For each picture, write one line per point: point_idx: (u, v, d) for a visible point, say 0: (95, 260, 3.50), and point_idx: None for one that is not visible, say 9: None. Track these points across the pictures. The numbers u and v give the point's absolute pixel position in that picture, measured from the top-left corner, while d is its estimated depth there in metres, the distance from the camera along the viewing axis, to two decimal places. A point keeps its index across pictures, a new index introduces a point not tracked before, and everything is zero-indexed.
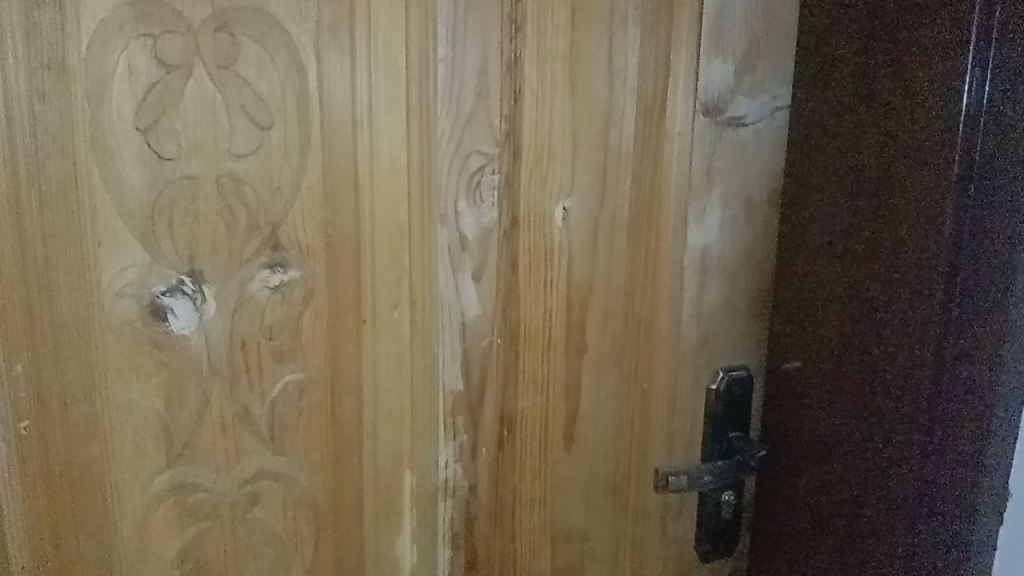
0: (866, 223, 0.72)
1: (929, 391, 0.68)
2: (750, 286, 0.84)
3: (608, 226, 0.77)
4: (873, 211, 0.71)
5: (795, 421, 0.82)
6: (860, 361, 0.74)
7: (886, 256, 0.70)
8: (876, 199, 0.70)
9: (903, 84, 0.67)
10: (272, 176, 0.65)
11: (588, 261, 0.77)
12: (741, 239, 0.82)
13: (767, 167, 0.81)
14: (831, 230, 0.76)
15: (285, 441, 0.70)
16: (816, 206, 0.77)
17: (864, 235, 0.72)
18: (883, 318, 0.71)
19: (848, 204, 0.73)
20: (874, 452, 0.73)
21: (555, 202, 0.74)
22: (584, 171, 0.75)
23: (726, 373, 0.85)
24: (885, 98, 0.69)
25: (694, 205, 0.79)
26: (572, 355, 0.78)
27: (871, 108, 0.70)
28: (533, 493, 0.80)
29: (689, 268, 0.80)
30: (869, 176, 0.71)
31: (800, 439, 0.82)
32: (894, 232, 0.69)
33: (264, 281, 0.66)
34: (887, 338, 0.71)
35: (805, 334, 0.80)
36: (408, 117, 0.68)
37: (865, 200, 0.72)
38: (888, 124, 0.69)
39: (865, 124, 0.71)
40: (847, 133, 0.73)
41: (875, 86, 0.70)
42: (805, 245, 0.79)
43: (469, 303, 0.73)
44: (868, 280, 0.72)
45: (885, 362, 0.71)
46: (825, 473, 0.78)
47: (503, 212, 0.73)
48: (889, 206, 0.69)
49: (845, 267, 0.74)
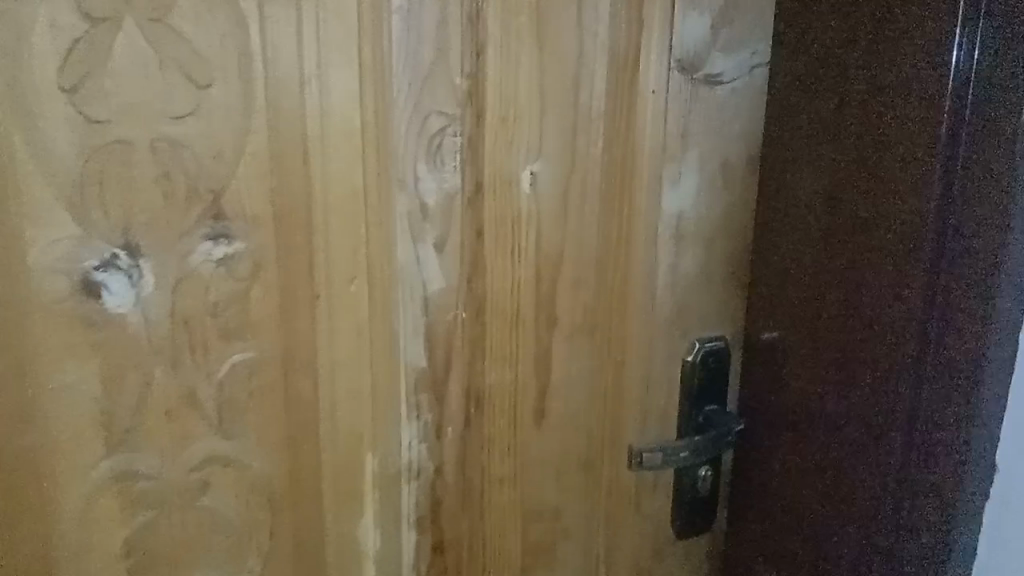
0: (844, 208, 0.69)
1: (912, 383, 0.65)
2: (728, 252, 0.80)
3: (578, 191, 0.73)
4: (852, 195, 0.68)
5: (771, 392, 0.80)
6: (837, 351, 0.71)
7: (865, 242, 0.67)
8: (856, 181, 0.67)
9: (886, 60, 0.64)
10: (214, 141, 0.60)
11: (558, 228, 0.73)
12: (719, 203, 0.78)
13: (746, 128, 0.77)
14: (807, 213, 0.72)
15: (236, 424, 0.65)
16: (792, 187, 0.74)
17: (842, 220, 0.69)
18: (862, 306, 0.68)
19: (826, 186, 0.70)
20: (852, 445, 0.71)
21: (523, 165, 0.70)
22: (552, 133, 0.70)
23: (702, 344, 0.81)
24: (866, 74, 0.65)
25: (669, 168, 0.75)
26: (542, 328, 0.75)
27: (851, 85, 0.67)
28: (503, 473, 0.76)
29: (663, 234, 0.77)
30: (847, 158, 0.68)
31: (776, 411, 0.79)
32: (874, 217, 0.66)
33: (207, 254, 0.61)
34: (867, 327, 0.68)
35: (782, 303, 0.77)
36: (364, 75, 0.63)
37: (844, 182, 0.68)
38: (869, 103, 0.65)
39: (844, 102, 0.67)
40: (825, 112, 0.69)
41: (855, 62, 0.66)
42: (782, 227, 0.76)
43: (432, 275, 0.69)
44: (846, 266, 0.69)
45: (864, 352, 0.68)
46: (802, 447, 0.76)
47: (465, 177, 0.68)
48: (869, 190, 0.66)
49: (822, 253, 0.71)
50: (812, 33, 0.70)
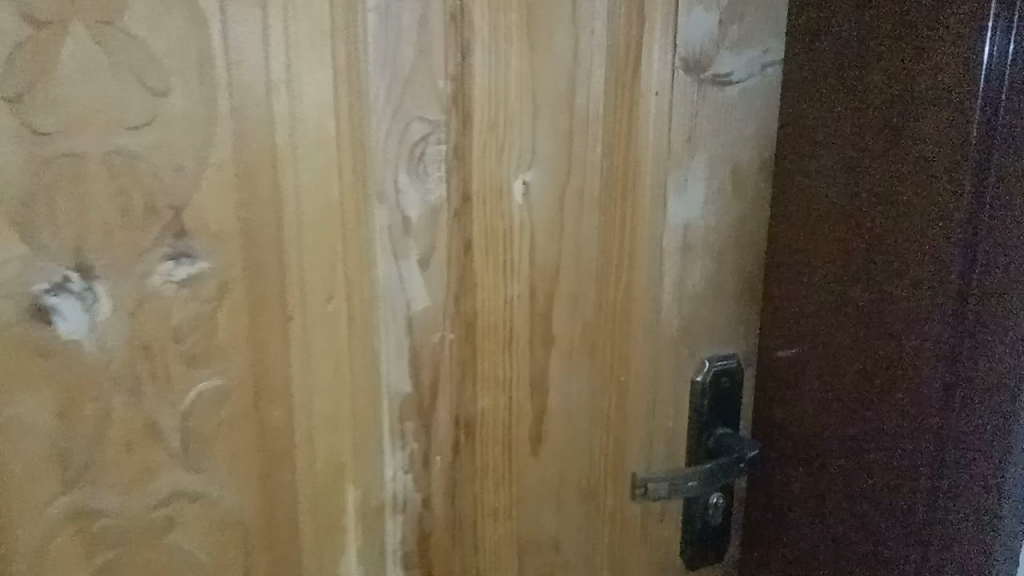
0: (866, 213, 0.63)
1: (940, 404, 0.59)
2: (739, 264, 0.75)
3: (575, 201, 0.68)
4: (873, 200, 0.62)
5: (788, 418, 0.74)
6: (859, 368, 0.65)
7: (888, 250, 0.61)
8: (878, 185, 0.62)
9: (911, 51, 0.58)
10: (173, 152, 0.55)
11: (555, 242, 0.68)
12: (730, 211, 0.73)
13: (758, 131, 0.71)
14: (825, 220, 0.67)
15: (204, 456, 0.60)
16: (809, 192, 0.68)
17: (864, 226, 0.63)
18: (886, 320, 0.62)
19: (846, 192, 0.64)
20: (877, 472, 0.65)
21: (514, 174, 0.65)
22: (546, 138, 0.65)
23: (712, 363, 0.76)
24: (890, 68, 0.60)
25: (675, 175, 0.70)
26: (538, 348, 0.70)
27: (874, 80, 0.61)
28: (498, 502, 0.71)
29: (669, 246, 0.71)
30: (870, 159, 0.62)
31: (792, 441, 0.73)
32: (898, 222, 0.60)
33: (167, 275, 0.56)
34: (889, 343, 0.62)
35: (796, 319, 0.72)
36: (338, 79, 0.58)
37: (865, 185, 0.63)
38: (893, 99, 0.60)
39: (867, 99, 0.62)
40: (844, 109, 0.64)
41: (877, 56, 0.61)
42: (797, 236, 0.70)
43: (416, 294, 0.64)
44: (868, 276, 0.63)
45: (886, 370, 0.63)
46: (821, 476, 0.70)
47: (452, 189, 0.63)
48: (892, 193, 0.60)
49: (841, 262, 0.66)
50: (827, 28, 0.65)
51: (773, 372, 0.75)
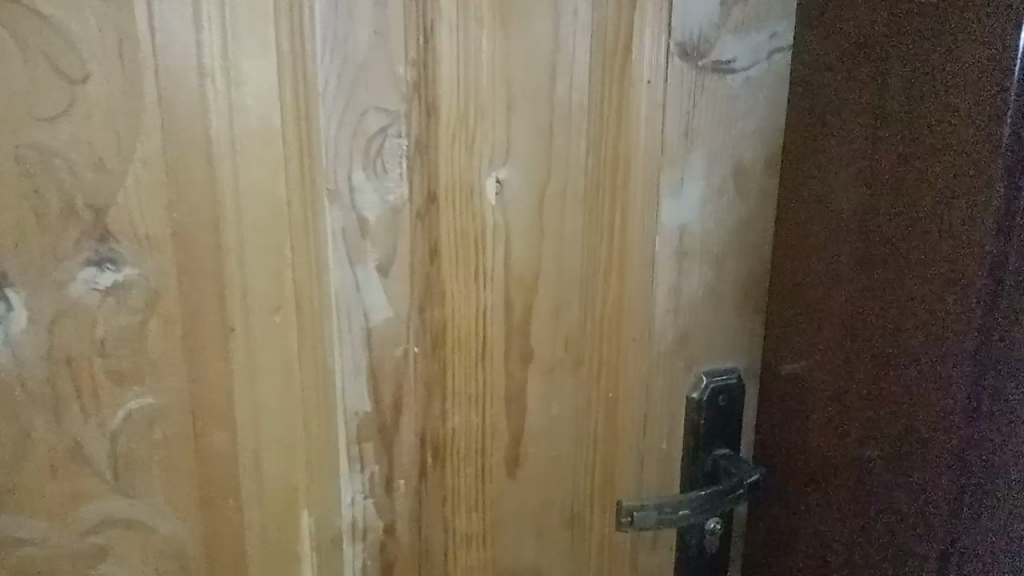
0: (875, 243, 0.56)
1: (952, 461, 0.52)
2: (740, 271, 0.68)
3: (556, 202, 0.61)
4: (884, 229, 0.55)
5: (791, 436, 0.67)
6: (864, 416, 0.58)
7: (896, 286, 0.54)
8: (889, 212, 0.54)
9: (928, 60, 0.51)
10: (94, 147, 0.49)
11: (533, 247, 0.61)
12: (731, 212, 0.66)
13: (761, 123, 0.65)
14: (834, 248, 0.60)
15: (136, 482, 0.55)
16: (819, 216, 0.62)
17: (872, 258, 0.56)
18: (891, 364, 0.55)
19: (856, 218, 0.58)
20: (881, 531, 0.58)
21: (487, 172, 0.58)
22: (523, 132, 0.58)
23: (710, 379, 0.69)
24: (904, 80, 0.53)
25: (669, 173, 0.63)
26: (515, 363, 0.63)
27: (888, 95, 0.54)
28: (471, 529, 0.65)
29: (663, 252, 0.65)
30: (881, 182, 0.55)
31: (795, 461, 0.67)
32: (909, 255, 0.53)
33: (91, 283, 0.51)
34: (895, 391, 0.55)
35: (804, 329, 0.64)
36: (283, 65, 0.52)
37: (875, 212, 0.56)
38: (906, 115, 0.53)
39: (880, 116, 0.55)
40: (855, 125, 0.57)
41: (892, 67, 0.54)
42: (806, 262, 0.64)
43: (376, 303, 0.58)
44: (875, 313, 0.56)
45: (892, 421, 0.56)
46: (827, 505, 0.63)
47: (414, 186, 0.57)
48: (904, 222, 0.53)
49: (848, 297, 0.59)
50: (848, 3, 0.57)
51: (774, 393, 0.69)
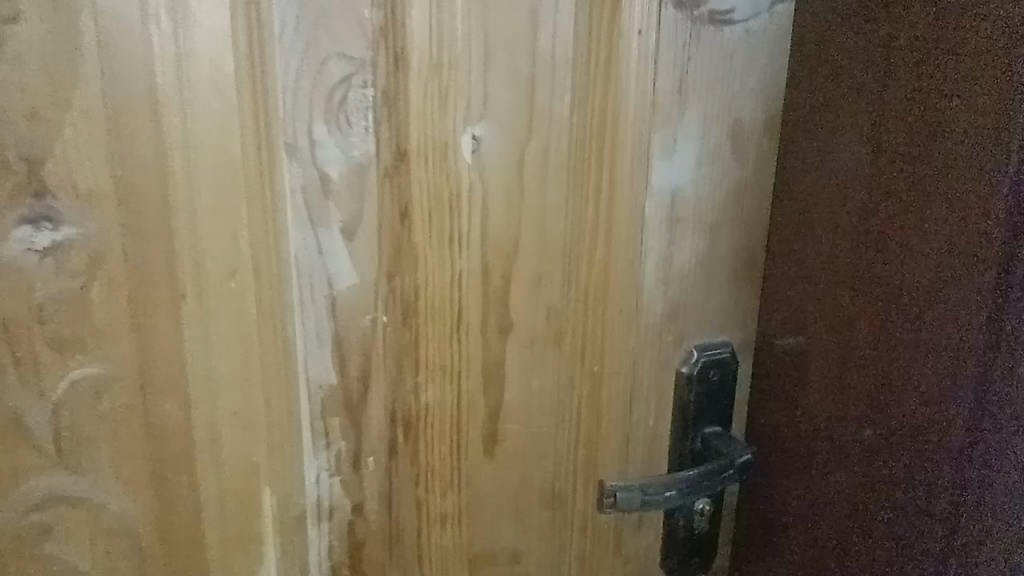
0: (876, 251, 0.52)
1: (951, 471, 0.47)
2: (737, 240, 0.65)
3: (538, 163, 0.56)
4: (886, 237, 0.51)
5: (785, 413, 0.64)
6: (863, 436, 0.54)
7: (896, 299, 0.50)
8: (892, 218, 0.50)
9: (933, 50, 0.46)
10: (27, 96, 0.46)
11: (513, 212, 0.57)
12: (728, 176, 0.62)
13: (762, 82, 0.60)
14: (834, 253, 0.56)
15: (83, 456, 0.52)
16: (821, 216, 0.57)
17: (873, 267, 0.52)
18: (890, 382, 0.51)
19: (858, 223, 0.53)
20: (876, 558, 0.54)
21: (462, 129, 0.54)
22: (502, 85, 0.54)
23: (701, 354, 0.66)
24: (909, 74, 0.48)
25: (660, 133, 0.59)
26: (493, 336, 0.59)
27: (891, 90, 0.50)
28: (446, 507, 0.62)
29: (652, 218, 0.61)
30: (883, 185, 0.51)
31: (788, 439, 0.63)
32: (910, 265, 0.49)
33: (28, 243, 0.48)
34: (893, 411, 0.51)
35: (806, 304, 0.60)
36: (234, 7, 0.48)
37: (878, 217, 0.51)
38: (909, 112, 0.48)
39: (889, 81, 0.50)
40: (858, 122, 0.53)
41: (896, 59, 0.49)
42: (808, 264, 0.59)
43: (341, 269, 0.56)
44: (875, 326, 0.52)
45: (889, 442, 0.52)
46: (823, 492, 0.59)
47: (382, 144, 0.54)
48: (907, 229, 0.49)
49: (849, 306, 0.55)
50: None
51: (775, 372, 0.65)
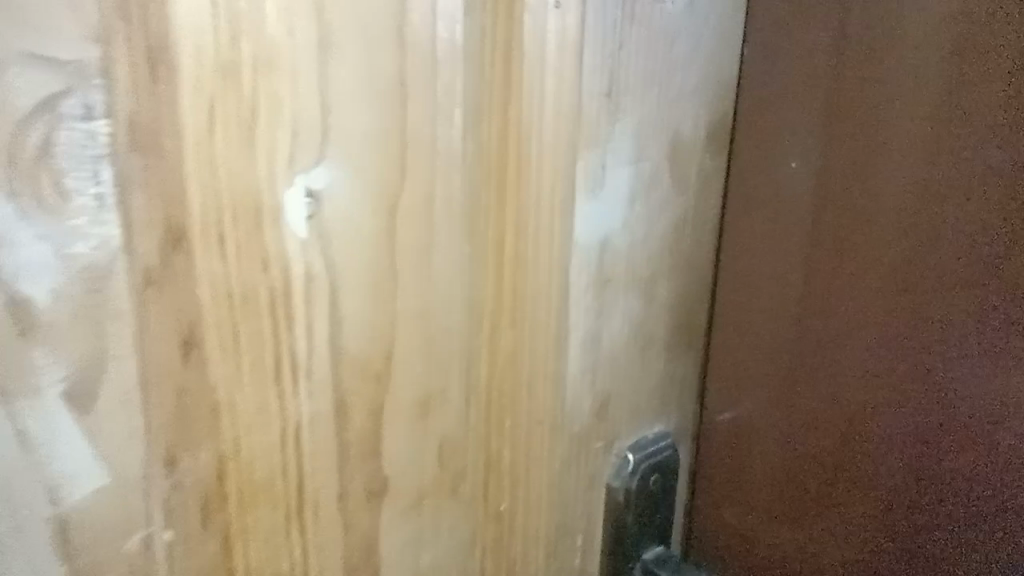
0: (846, 305, 0.40)
1: None
2: (677, 295, 0.44)
3: (416, 226, 0.35)
4: (850, 293, 0.40)
5: (738, 513, 0.48)
6: (833, 544, 0.44)
7: (883, 359, 0.39)
8: (865, 270, 0.39)
9: (918, 79, 0.36)
10: None
11: (380, 306, 0.34)
12: (667, 211, 0.41)
13: (701, 80, 0.40)
14: (782, 305, 0.43)
15: None
16: (745, 279, 0.44)
17: (840, 323, 0.41)
18: (878, 475, 0.41)
19: (820, 269, 0.41)
20: None
21: (290, 179, 0.30)
22: (350, 102, 0.31)
23: (640, 457, 0.45)
24: (872, 85, 0.37)
25: (587, 157, 0.36)
26: (360, 508, 0.36)
27: (851, 91, 0.38)
28: None
29: (580, 282, 0.38)
30: (840, 229, 0.40)
31: (748, 546, 0.47)
32: (896, 345, 0.39)
33: None
34: (896, 495, 0.40)
35: (742, 372, 0.46)
36: None
37: (841, 278, 0.40)
38: (874, 138, 0.38)
39: (845, 66, 0.38)
40: (793, 152, 0.41)
41: (848, 66, 0.38)
42: (733, 331, 0.46)
43: (75, 467, 0.28)
44: (841, 418, 0.42)
45: (899, 538, 0.41)
46: None
47: (138, 225, 0.28)
48: (888, 302, 0.39)
49: (795, 393, 0.43)
50: None
51: (717, 463, 0.48)
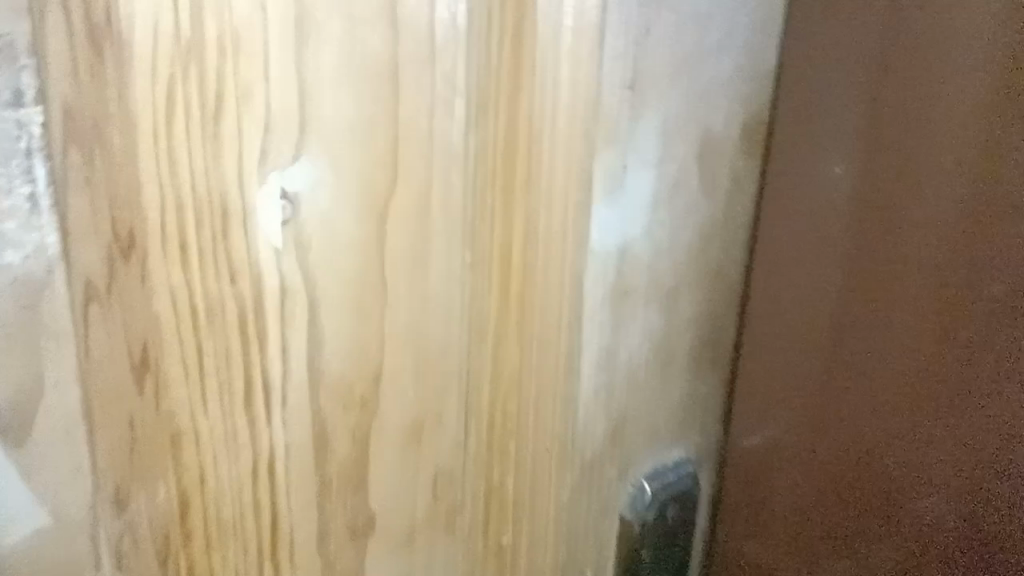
0: (890, 323, 0.34)
1: None
2: (704, 312, 0.38)
3: (407, 233, 0.31)
4: (895, 310, 0.33)
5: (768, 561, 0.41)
6: None
7: (932, 391, 0.32)
8: (912, 282, 0.33)
9: (976, 65, 0.29)
10: None
11: (366, 322, 0.30)
12: (695, 213, 0.36)
13: (737, 68, 0.34)
14: (818, 323, 0.37)
15: None
16: (783, 308, 0.38)
17: (881, 344, 0.34)
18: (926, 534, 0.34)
19: (862, 281, 0.34)
20: None
21: (263, 180, 0.27)
22: (329, 92, 0.27)
23: (658, 488, 0.39)
24: (927, 59, 0.31)
25: (604, 157, 0.30)
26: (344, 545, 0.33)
27: (903, 67, 0.32)
28: None
29: (592, 301, 0.32)
30: (886, 233, 0.33)
31: None
32: (946, 373, 0.32)
33: None
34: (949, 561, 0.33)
35: (772, 399, 0.39)
36: None
37: (885, 293, 0.34)
38: (932, 123, 0.31)
39: (897, 38, 0.32)
40: (839, 143, 0.34)
41: (900, 39, 0.32)
42: (766, 353, 0.39)
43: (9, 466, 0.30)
44: (885, 477, 0.35)
45: None
46: None
47: None
48: (937, 320, 0.32)
49: (830, 436, 0.37)
50: None
51: (748, 505, 0.42)
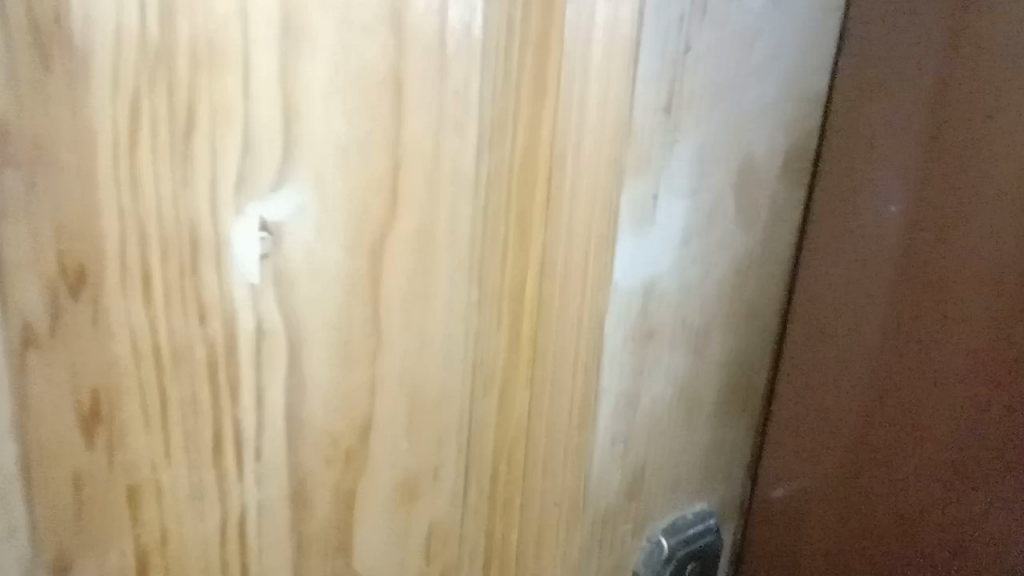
0: (950, 385, 0.29)
1: None
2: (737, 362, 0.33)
3: (405, 268, 0.27)
4: (956, 369, 0.29)
5: None
6: None
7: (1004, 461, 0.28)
8: (981, 338, 0.28)
9: None
10: None
11: (354, 367, 0.27)
12: (731, 247, 0.30)
13: (783, 87, 0.29)
14: (859, 379, 0.32)
15: None
16: (819, 350, 0.33)
17: (938, 408, 0.30)
18: None
19: (915, 336, 0.30)
20: None
21: (238, 208, 0.24)
22: (322, 111, 0.24)
23: (674, 541, 0.34)
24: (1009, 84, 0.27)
25: (634, 186, 0.25)
26: None
27: (977, 92, 0.27)
28: None
29: (614, 355, 0.27)
30: (951, 281, 0.29)
31: None
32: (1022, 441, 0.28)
33: None
34: None
35: (796, 462, 0.35)
36: None
37: (945, 350, 0.29)
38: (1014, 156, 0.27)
39: (969, 60, 0.27)
40: (892, 177, 0.30)
41: (972, 60, 0.27)
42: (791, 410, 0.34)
43: None
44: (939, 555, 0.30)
45: None
46: None
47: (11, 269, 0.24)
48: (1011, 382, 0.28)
49: (870, 507, 0.32)
50: None
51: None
